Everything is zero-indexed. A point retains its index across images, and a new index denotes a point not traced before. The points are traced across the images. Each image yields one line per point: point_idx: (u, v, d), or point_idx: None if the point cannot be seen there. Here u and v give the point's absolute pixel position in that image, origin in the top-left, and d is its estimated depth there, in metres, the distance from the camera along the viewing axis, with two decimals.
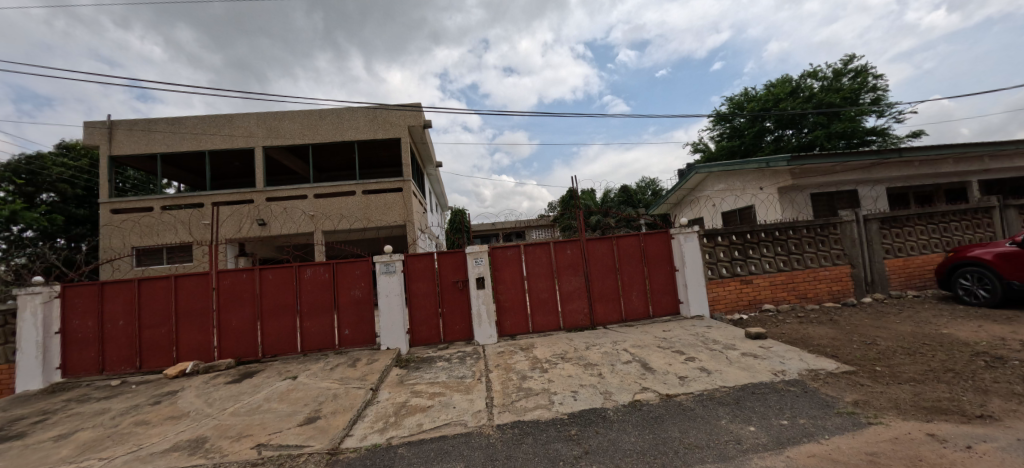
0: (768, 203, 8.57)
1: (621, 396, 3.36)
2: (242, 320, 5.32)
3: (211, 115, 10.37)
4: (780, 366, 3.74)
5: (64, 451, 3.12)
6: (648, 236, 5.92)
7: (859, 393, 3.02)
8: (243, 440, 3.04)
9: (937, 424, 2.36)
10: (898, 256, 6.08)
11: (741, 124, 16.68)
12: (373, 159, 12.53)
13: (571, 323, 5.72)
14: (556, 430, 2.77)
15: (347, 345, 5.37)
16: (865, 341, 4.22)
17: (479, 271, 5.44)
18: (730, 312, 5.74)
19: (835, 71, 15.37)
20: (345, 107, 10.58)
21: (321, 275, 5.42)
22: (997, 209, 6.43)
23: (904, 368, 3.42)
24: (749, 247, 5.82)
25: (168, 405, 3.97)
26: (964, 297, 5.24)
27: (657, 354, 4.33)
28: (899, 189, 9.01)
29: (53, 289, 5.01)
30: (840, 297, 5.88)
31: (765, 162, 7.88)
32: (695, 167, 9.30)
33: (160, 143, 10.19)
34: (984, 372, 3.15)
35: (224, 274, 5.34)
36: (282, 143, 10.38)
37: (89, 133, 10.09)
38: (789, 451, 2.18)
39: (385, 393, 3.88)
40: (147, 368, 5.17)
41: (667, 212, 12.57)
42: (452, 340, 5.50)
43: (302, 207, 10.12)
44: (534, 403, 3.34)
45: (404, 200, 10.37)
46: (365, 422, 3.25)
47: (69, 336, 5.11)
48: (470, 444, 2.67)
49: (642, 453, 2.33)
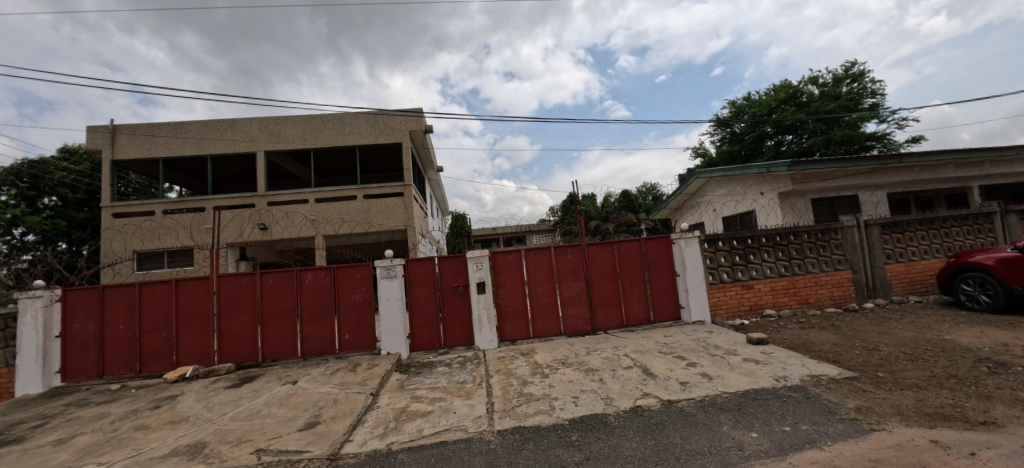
0: (768, 208, 8.63)
1: (622, 401, 3.35)
2: (243, 324, 5.31)
3: (212, 120, 10.43)
4: (781, 372, 3.72)
5: (62, 456, 3.10)
6: (649, 241, 5.92)
7: (861, 399, 3.00)
8: (242, 445, 3.02)
9: (942, 430, 2.35)
10: (899, 262, 6.07)
11: (740, 130, 16.77)
12: (374, 164, 12.59)
13: (571, 328, 5.70)
14: (557, 436, 2.76)
15: (348, 350, 5.35)
16: (866, 347, 4.21)
17: (480, 275, 5.45)
18: (731, 317, 5.73)
19: (834, 77, 15.43)
20: (347, 113, 10.69)
21: (321, 279, 5.42)
22: (998, 214, 6.43)
23: (906, 373, 3.42)
24: (749, 252, 5.82)
25: (167, 410, 3.96)
26: (966, 302, 5.22)
27: (657, 359, 4.32)
28: (900, 194, 9.00)
29: (54, 293, 5.03)
30: (842, 302, 5.86)
31: (765, 168, 7.93)
32: (695, 171, 9.33)
33: (163, 147, 10.26)
34: (987, 378, 3.13)
35: (224, 278, 5.35)
36: (283, 148, 10.44)
37: (93, 138, 10.17)
38: (792, 458, 2.16)
39: (385, 398, 3.87)
40: (147, 372, 5.16)
41: (667, 216, 12.58)
42: (452, 345, 5.49)
43: (303, 211, 10.16)
44: (534, 408, 3.33)
45: (405, 204, 10.40)
46: (365, 428, 3.23)
47: (69, 340, 5.11)
48: (470, 449, 2.66)
49: (644, 459, 2.32)
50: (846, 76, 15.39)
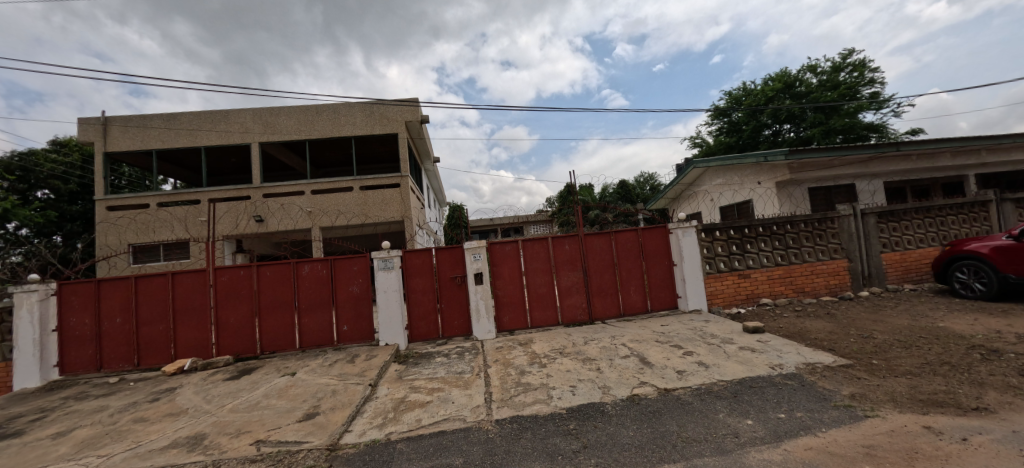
0: (765, 198, 8.55)
1: (619, 390, 3.37)
2: (241, 316, 5.30)
3: (205, 112, 10.23)
4: (777, 360, 3.74)
5: (62, 448, 3.11)
6: (645, 231, 5.92)
7: (856, 386, 3.04)
8: (242, 437, 3.03)
9: (935, 416, 2.38)
10: (895, 250, 6.10)
11: (738, 119, 16.67)
12: (370, 154, 12.45)
13: (569, 318, 5.72)
14: (555, 425, 2.78)
15: (346, 341, 5.37)
16: (861, 335, 4.24)
17: (478, 266, 5.44)
18: (728, 306, 5.76)
19: (833, 65, 15.27)
20: (342, 102, 10.49)
21: (318, 271, 5.40)
22: (993, 202, 6.44)
23: (901, 360, 3.45)
24: (747, 241, 5.83)
25: (167, 402, 3.96)
26: (960, 290, 5.25)
27: (655, 348, 4.33)
28: (896, 183, 8.98)
29: (49, 287, 4.97)
30: (838, 291, 5.90)
31: (763, 157, 7.85)
32: (692, 161, 9.26)
33: (155, 139, 10.06)
34: (979, 365, 3.17)
35: (221, 270, 5.30)
36: (278, 140, 10.28)
37: (83, 129, 9.99)
38: (786, 444, 2.19)
39: (384, 388, 3.88)
40: (145, 365, 5.16)
41: (665, 206, 12.56)
42: (450, 336, 5.50)
43: (299, 204, 10.07)
44: (533, 398, 3.35)
45: (402, 196, 10.32)
46: (364, 418, 3.25)
47: (66, 334, 5.08)
48: (469, 439, 2.67)
49: (641, 447, 2.34)
50: (845, 64, 15.23)
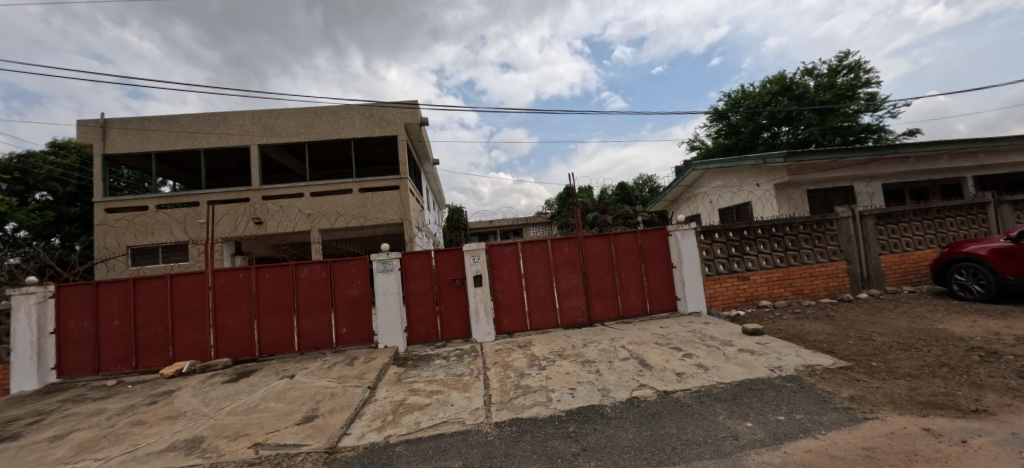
0: (764, 200, 8.56)
1: (619, 392, 3.37)
2: (239, 319, 5.28)
3: (204, 114, 10.24)
4: (777, 362, 3.75)
5: (60, 451, 3.09)
6: (644, 233, 5.92)
7: (855, 388, 3.04)
8: (240, 440, 3.02)
9: (934, 418, 2.38)
10: (893, 252, 6.11)
11: (737, 121, 16.83)
12: (370, 157, 12.48)
13: (568, 320, 5.72)
14: (554, 428, 2.77)
15: (345, 344, 5.36)
16: (861, 337, 4.25)
17: (477, 268, 5.44)
18: (727, 308, 5.76)
19: (830, 68, 15.34)
20: (341, 105, 10.51)
21: (317, 273, 5.39)
22: (991, 204, 6.46)
23: (900, 362, 3.45)
24: (745, 243, 5.84)
25: (164, 405, 3.94)
26: (959, 292, 5.27)
27: (654, 351, 4.33)
28: (894, 185, 9.01)
29: (47, 290, 4.95)
30: (837, 293, 5.90)
31: (761, 159, 7.87)
32: (691, 163, 9.29)
33: (154, 141, 10.07)
34: (978, 367, 3.17)
35: (219, 273, 5.29)
36: (277, 142, 10.28)
37: (82, 131, 9.98)
38: (786, 447, 2.18)
39: (383, 391, 3.87)
40: (143, 368, 5.14)
41: (664, 208, 12.56)
42: (450, 338, 5.49)
43: (299, 206, 10.07)
44: (532, 400, 3.34)
45: (401, 198, 10.32)
46: (363, 421, 3.23)
47: (63, 336, 5.06)
48: (468, 442, 2.66)
49: (641, 450, 2.33)
50: (841, 67, 15.31)
